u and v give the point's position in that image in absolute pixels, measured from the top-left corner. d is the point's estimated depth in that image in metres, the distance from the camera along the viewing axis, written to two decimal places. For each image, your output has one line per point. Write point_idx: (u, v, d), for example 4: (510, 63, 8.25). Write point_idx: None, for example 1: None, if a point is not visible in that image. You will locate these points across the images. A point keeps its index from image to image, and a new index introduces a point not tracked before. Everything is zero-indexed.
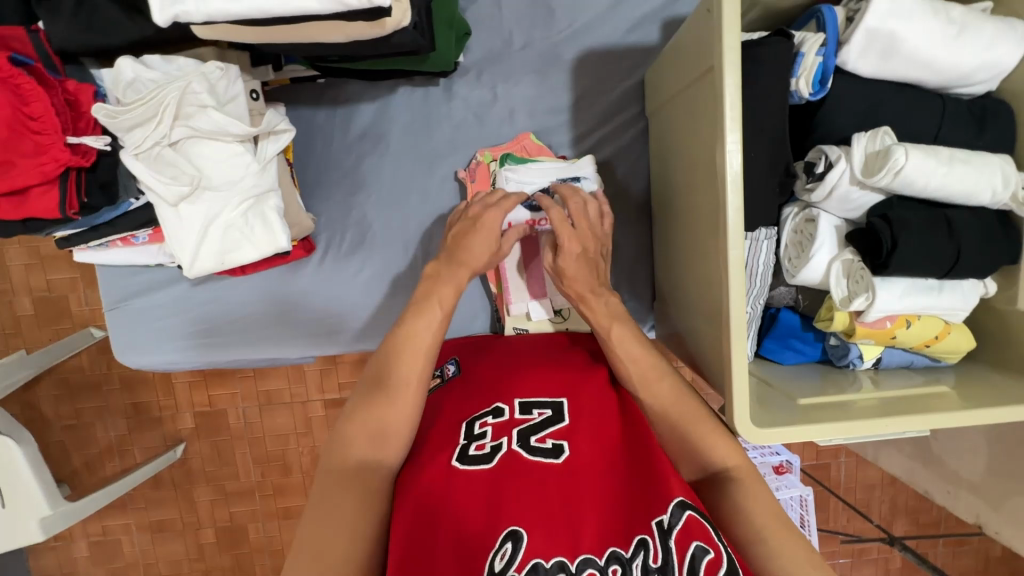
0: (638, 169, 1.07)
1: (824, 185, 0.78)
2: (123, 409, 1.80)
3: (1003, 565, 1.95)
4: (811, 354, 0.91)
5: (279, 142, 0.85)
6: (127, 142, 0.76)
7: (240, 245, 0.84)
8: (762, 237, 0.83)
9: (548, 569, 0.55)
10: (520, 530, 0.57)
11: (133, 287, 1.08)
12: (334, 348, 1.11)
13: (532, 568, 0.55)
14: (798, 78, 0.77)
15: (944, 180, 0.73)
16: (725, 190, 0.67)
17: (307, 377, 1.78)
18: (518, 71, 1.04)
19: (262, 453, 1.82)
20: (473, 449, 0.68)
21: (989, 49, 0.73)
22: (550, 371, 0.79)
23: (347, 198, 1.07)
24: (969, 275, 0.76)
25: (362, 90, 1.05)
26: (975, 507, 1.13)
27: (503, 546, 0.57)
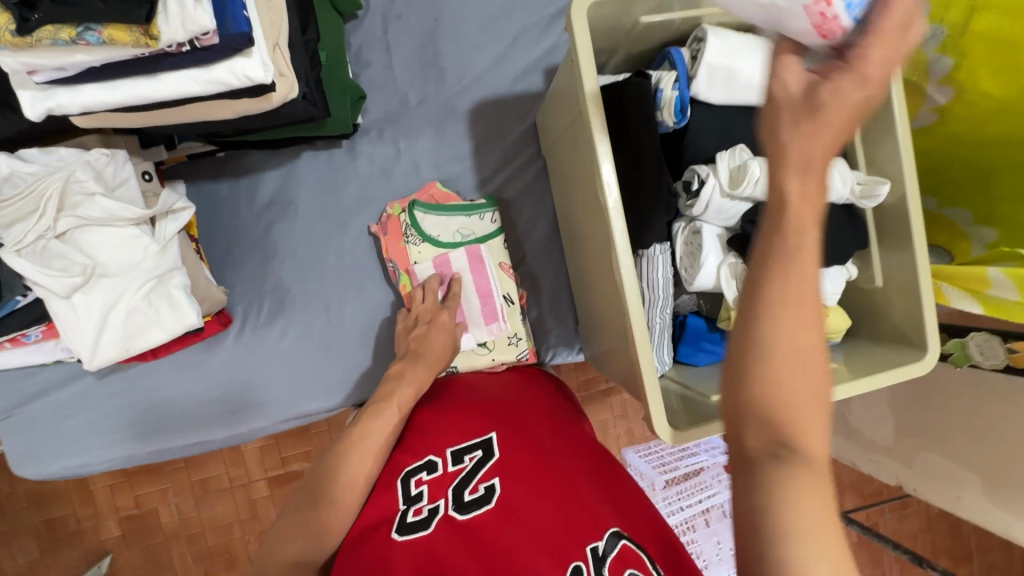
0: (543, 203, 1.14)
1: (701, 200, 0.86)
2: (34, 529, 1.61)
3: (943, 521, 2.10)
4: (721, 353, 0.98)
5: (178, 221, 0.84)
6: (7, 239, 0.73)
7: (145, 330, 0.81)
8: (657, 252, 0.90)
9: None
10: None
11: (30, 390, 1.00)
12: (262, 422, 1.06)
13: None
14: (661, 111, 0.87)
15: None
16: (609, 215, 0.74)
17: (247, 458, 1.68)
18: (418, 126, 1.10)
19: (203, 549, 1.68)
20: (411, 515, 0.67)
21: None
22: (477, 412, 0.80)
23: (261, 266, 1.06)
24: (832, 262, 0.88)
25: (265, 159, 1.06)
26: (895, 470, 1.23)
27: None
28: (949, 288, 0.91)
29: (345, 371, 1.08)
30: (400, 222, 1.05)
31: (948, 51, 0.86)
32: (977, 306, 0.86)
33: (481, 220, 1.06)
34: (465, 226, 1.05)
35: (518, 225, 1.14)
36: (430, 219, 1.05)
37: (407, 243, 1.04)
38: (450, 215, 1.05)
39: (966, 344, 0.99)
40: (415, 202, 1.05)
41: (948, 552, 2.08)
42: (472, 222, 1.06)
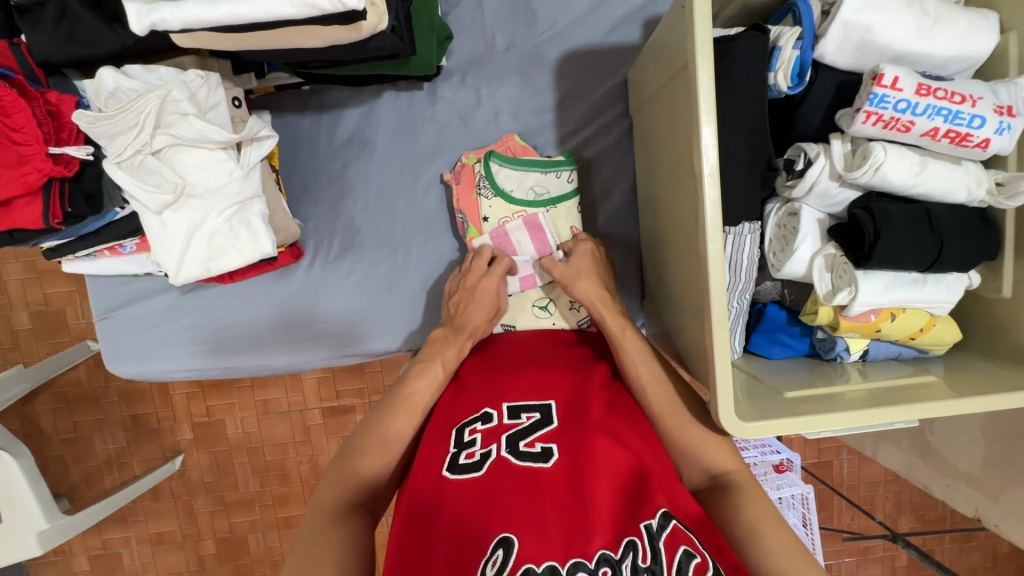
0: (623, 167, 1.08)
1: (805, 181, 0.78)
2: (122, 421, 1.80)
3: (1010, 561, 1.92)
4: (798, 348, 0.91)
5: (262, 149, 0.86)
6: (110, 150, 0.76)
7: (225, 252, 0.84)
8: (746, 232, 0.83)
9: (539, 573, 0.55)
10: (511, 536, 0.58)
11: (123, 297, 1.09)
12: (324, 355, 1.11)
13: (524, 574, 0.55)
14: (776, 71, 0.78)
15: (919, 178, 0.74)
16: (702, 183, 0.67)
17: (305, 386, 1.78)
18: (501, 73, 1.05)
19: (261, 462, 1.82)
20: (463, 457, 0.67)
21: (965, 39, 0.74)
22: (538, 374, 0.78)
23: (334, 204, 1.08)
24: (951, 269, 0.76)
25: (347, 96, 1.06)
26: (974, 500, 1.12)
27: (495, 553, 0.57)
28: None
29: (404, 315, 1.09)
30: (474, 172, 1.02)
31: None
32: None
33: (557, 178, 1.02)
34: (539, 183, 1.01)
35: (592, 188, 1.09)
36: (505, 173, 1.00)
37: (479, 197, 1.02)
38: (527, 170, 1.01)
39: None
40: (491, 152, 1.01)
41: None
42: (547, 179, 1.01)
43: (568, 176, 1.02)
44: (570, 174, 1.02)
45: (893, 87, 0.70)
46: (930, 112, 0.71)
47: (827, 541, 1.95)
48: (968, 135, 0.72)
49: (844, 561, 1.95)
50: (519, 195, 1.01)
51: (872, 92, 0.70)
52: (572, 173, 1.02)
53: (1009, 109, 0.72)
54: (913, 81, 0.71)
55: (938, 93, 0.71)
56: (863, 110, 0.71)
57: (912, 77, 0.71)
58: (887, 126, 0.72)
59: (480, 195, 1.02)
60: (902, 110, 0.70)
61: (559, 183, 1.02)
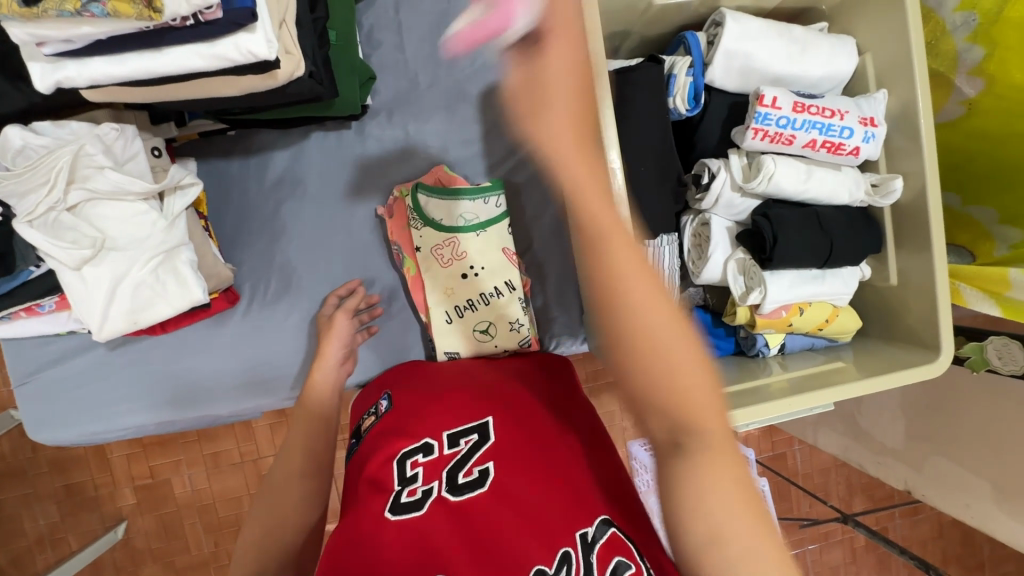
0: (552, 190, 1.13)
1: (711, 193, 0.85)
2: (53, 494, 1.67)
3: (955, 528, 2.06)
4: (726, 347, 0.97)
5: (186, 197, 0.85)
6: (20, 210, 0.74)
7: (153, 304, 0.83)
8: (665, 243, 0.89)
9: None
10: None
11: (45, 359, 1.03)
12: (269, 400, 1.08)
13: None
14: (674, 97, 0.85)
15: (807, 184, 0.82)
16: (613, 201, 0.72)
17: (257, 434, 1.72)
18: (428, 109, 1.09)
19: (213, 520, 1.72)
20: (405, 495, 0.68)
21: (830, 62, 0.84)
22: (473, 398, 0.80)
23: (269, 245, 1.07)
24: (844, 263, 0.85)
25: (275, 139, 1.07)
26: (903, 474, 1.20)
27: None
28: (966, 289, 0.88)
29: None
30: (406, 205, 1.05)
31: (979, 40, 0.83)
32: (993, 307, 0.84)
33: (485, 205, 1.04)
34: (470, 210, 1.03)
35: (525, 212, 1.13)
36: (434, 203, 1.03)
37: (410, 227, 1.04)
38: (455, 199, 1.03)
39: (984, 348, 0.96)
40: (420, 183, 1.04)
41: (957, 558, 2.05)
42: (477, 206, 1.04)
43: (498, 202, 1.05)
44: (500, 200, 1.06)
45: (773, 107, 0.78)
46: (807, 126, 0.80)
47: (789, 530, 2.03)
48: (841, 144, 0.81)
49: (808, 549, 2.03)
50: (450, 223, 1.03)
51: (757, 111, 0.79)
52: (500, 198, 1.05)
53: (874, 120, 0.81)
54: (791, 99, 0.80)
55: (812, 109, 0.80)
56: (751, 128, 0.80)
57: (789, 96, 0.79)
58: (773, 141, 0.81)
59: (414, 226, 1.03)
60: (783, 126, 0.79)
61: (489, 209, 1.04)
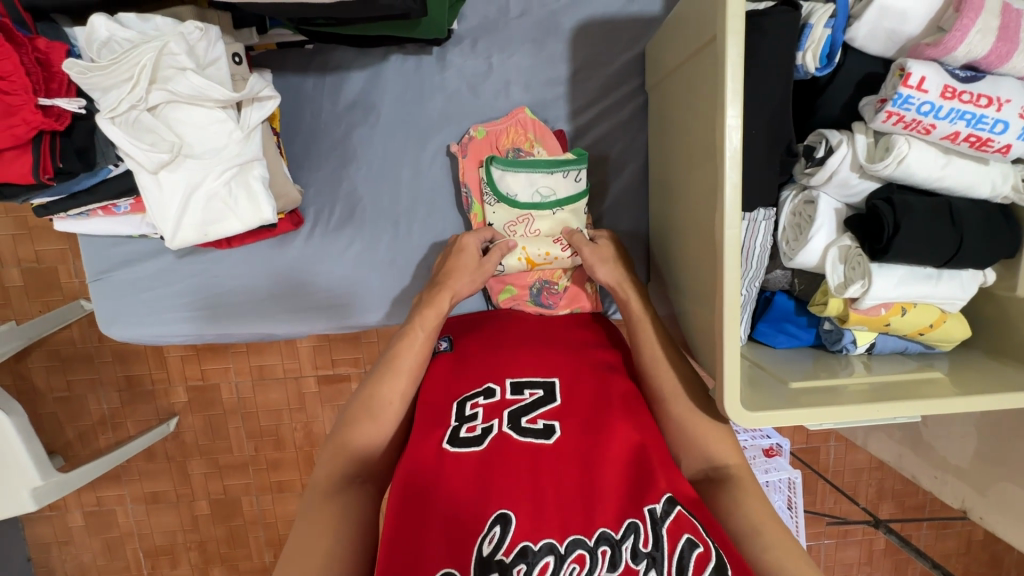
0: (636, 145, 1.05)
1: (824, 170, 0.76)
2: (116, 382, 1.79)
3: (985, 549, 1.98)
4: (804, 339, 0.90)
5: (263, 109, 0.82)
6: (102, 105, 0.72)
7: (224, 217, 0.82)
8: (760, 218, 0.82)
9: (536, 551, 0.55)
10: (508, 514, 0.57)
11: (117, 258, 1.06)
12: (321, 325, 1.09)
13: (520, 552, 0.55)
14: (805, 51, 0.74)
15: (943, 172, 0.72)
16: (722, 164, 0.65)
17: (300, 353, 1.78)
18: (515, 41, 1.01)
19: (255, 427, 1.82)
20: (464, 431, 0.67)
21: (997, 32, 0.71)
22: (543, 352, 0.78)
23: (337, 170, 1.04)
24: (968, 265, 0.75)
25: (352, 58, 1.01)
26: (961, 492, 1.13)
27: (492, 530, 0.57)
28: None
29: (400, 288, 1.07)
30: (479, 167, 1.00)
31: None
32: None
33: (564, 178, 0.97)
34: (546, 186, 0.97)
35: (602, 167, 1.05)
36: (509, 177, 0.97)
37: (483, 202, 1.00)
38: (531, 173, 0.97)
39: None
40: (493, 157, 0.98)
41: None
42: (553, 182, 0.97)
43: (577, 175, 0.97)
44: (578, 172, 0.97)
45: (918, 89, 0.67)
46: (953, 116, 0.68)
47: (809, 522, 2.00)
48: (989, 141, 0.69)
49: (824, 543, 2.00)
50: (524, 200, 0.97)
51: (897, 91, 0.68)
52: (580, 172, 0.97)
53: None
54: (941, 81, 0.67)
55: (964, 96, 0.67)
56: (885, 110, 0.69)
57: (940, 78, 0.67)
58: (907, 128, 0.70)
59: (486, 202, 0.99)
60: (925, 113, 0.68)
61: (567, 183, 0.97)
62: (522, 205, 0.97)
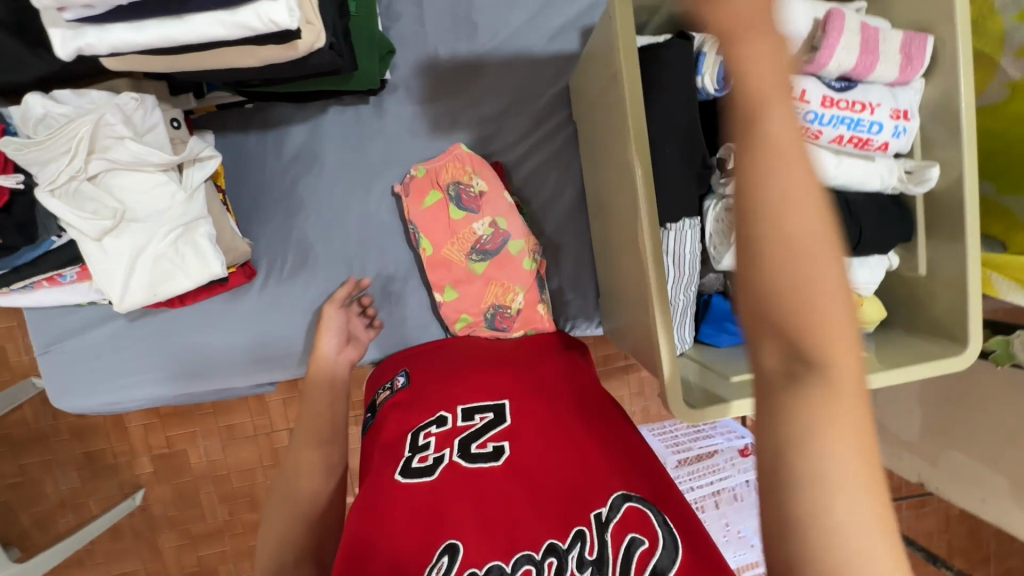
0: (571, 170, 1.11)
1: (736, 179, 0.84)
2: (74, 460, 1.71)
3: (962, 523, 2.04)
4: None
5: (205, 169, 0.85)
6: (41, 178, 0.74)
7: (172, 275, 0.83)
8: (686, 227, 0.88)
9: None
10: (456, 543, 0.60)
11: (65, 328, 1.04)
12: (282, 373, 1.10)
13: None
14: (703, 75, 0.83)
15: (837, 171, 0.80)
16: (637, 182, 0.71)
17: (271, 409, 1.75)
18: (447, 85, 1.07)
19: (227, 490, 1.76)
20: (417, 461, 0.70)
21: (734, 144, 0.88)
22: (494, 375, 0.80)
23: (286, 220, 1.07)
24: (872, 251, 0.82)
25: (293, 112, 1.06)
26: (917, 467, 1.19)
27: (441, 559, 0.59)
28: (1000, 279, 0.85)
29: None
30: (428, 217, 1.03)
31: None
32: None
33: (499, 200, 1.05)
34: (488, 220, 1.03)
35: (542, 193, 1.11)
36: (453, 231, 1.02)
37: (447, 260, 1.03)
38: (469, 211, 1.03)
39: (1010, 343, 0.91)
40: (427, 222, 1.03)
41: (962, 551, 2.04)
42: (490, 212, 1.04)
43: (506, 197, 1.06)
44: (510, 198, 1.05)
45: (802, 100, 0.76)
46: (834, 122, 0.78)
47: None
48: (869, 140, 0.79)
49: None
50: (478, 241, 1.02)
51: (784, 104, 0.77)
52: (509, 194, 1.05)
53: (906, 112, 0.79)
54: (820, 93, 0.77)
55: (841, 103, 0.77)
56: None
57: (819, 90, 0.78)
58: (799, 135, 0.79)
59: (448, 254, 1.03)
60: (811, 120, 0.77)
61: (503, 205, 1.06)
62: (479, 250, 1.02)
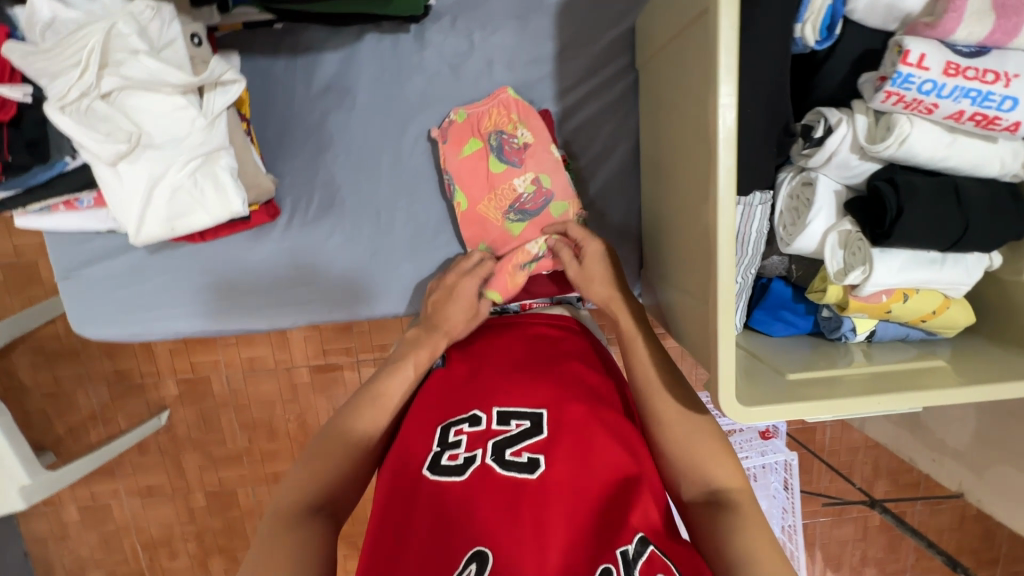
0: (627, 126, 1.00)
1: (823, 151, 0.73)
2: (104, 376, 1.76)
3: (979, 524, 1.98)
4: (802, 326, 0.87)
5: (227, 94, 0.77)
6: (50, 92, 0.67)
7: (191, 210, 0.78)
8: (756, 202, 0.79)
9: None
10: (485, 551, 0.56)
11: (87, 253, 1.01)
12: (305, 318, 1.05)
13: None
14: (804, 23, 0.70)
15: (948, 151, 0.68)
16: (717, 147, 0.61)
17: (292, 343, 1.75)
18: (497, 17, 0.95)
19: (248, 419, 1.80)
20: (446, 458, 0.66)
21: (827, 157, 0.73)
22: (535, 378, 0.75)
23: (313, 158, 0.99)
24: (974, 249, 0.71)
25: (325, 36, 0.95)
26: (959, 474, 1.11)
27: (468, 568, 0.55)
28: None
29: (385, 283, 1.03)
30: (468, 165, 0.96)
31: None
32: None
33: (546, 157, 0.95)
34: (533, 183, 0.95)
35: (592, 149, 1.01)
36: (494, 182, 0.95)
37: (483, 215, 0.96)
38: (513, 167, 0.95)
39: None
40: (467, 172, 0.96)
41: (973, 552, 2.00)
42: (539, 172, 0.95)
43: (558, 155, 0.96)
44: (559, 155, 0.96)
45: (919, 66, 0.63)
46: (956, 95, 0.64)
47: (805, 501, 2.00)
48: (996, 119, 0.65)
49: (820, 521, 2.01)
50: (518, 203, 0.95)
51: (896, 70, 0.64)
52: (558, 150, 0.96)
53: None
54: (942, 58, 0.63)
55: (969, 72, 0.63)
56: (884, 90, 0.65)
57: (941, 54, 0.63)
58: (907, 107, 0.66)
59: (487, 211, 0.96)
60: (926, 92, 0.64)
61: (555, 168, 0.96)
62: (519, 214, 0.95)
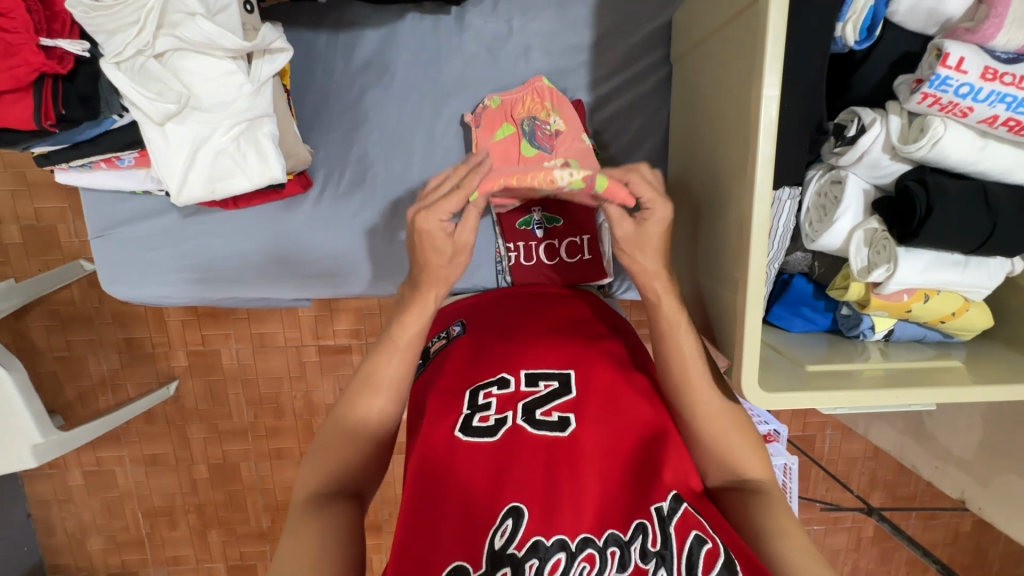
0: (657, 119, 1.01)
1: (855, 149, 0.74)
2: (116, 344, 1.78)
3: (971, 541, 2.00)
4: (820, 323, 0.89)
5: (274, 63, 0.79)
6: (107, 49, 0.70)
7: (233, 174, 0.79)
8: (785, 196, 0.79)
9: (548, 547, 0.57)
10: (521, 507, 0.59)
11: (120, 214, 1.03)
12: (328, 291, 1.09)
13: (532, 546, 0.57)
14: (845, 22, 0.71)
15: (979, 156, 0.69)
16: (756, 137, 0.63)
17: (302, 322, 1.76)
18: (537, 4, 0.97)
19: (255, 394, 1.82)
20: (477, 420, 0.68)
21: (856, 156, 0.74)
22: (561, 342, 0.77)
23: (347, 133, 1.01)
24: (998, 253, 0.73)
25: (367, 14, 0.97)
26: (962, 482, 1.12)
27: (504, 523, 0.59)
28: None
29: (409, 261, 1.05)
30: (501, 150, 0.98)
31: None
32: None
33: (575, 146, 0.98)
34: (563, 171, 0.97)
35: (621, 140, 1.02)
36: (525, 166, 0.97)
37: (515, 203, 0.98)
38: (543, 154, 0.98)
39: None
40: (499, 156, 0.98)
41: (964, 568, 2.01)
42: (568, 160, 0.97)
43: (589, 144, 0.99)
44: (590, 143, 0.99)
45: (957, 70, 0.64)
46: (992, 99, 0.65)
47: (800, 508, 2.01)
48: None
49: (813, 529, 2.02)
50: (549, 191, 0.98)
51: (934, 72, 0.65)
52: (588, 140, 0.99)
53: None
54: (981, 63, 0.65)
55: (1006, 78, 0.65)
56: (921, 92, 0.67)
57: (980, 58, 0.65)
58: (942, 110, 0.67)
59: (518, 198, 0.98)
60: (963, 95, 0.65)
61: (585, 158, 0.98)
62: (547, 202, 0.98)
